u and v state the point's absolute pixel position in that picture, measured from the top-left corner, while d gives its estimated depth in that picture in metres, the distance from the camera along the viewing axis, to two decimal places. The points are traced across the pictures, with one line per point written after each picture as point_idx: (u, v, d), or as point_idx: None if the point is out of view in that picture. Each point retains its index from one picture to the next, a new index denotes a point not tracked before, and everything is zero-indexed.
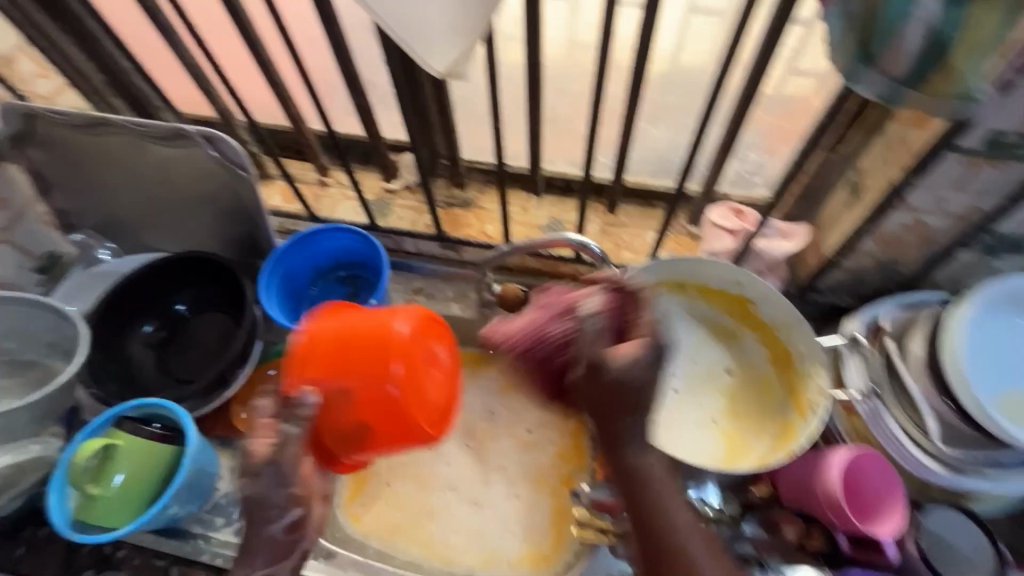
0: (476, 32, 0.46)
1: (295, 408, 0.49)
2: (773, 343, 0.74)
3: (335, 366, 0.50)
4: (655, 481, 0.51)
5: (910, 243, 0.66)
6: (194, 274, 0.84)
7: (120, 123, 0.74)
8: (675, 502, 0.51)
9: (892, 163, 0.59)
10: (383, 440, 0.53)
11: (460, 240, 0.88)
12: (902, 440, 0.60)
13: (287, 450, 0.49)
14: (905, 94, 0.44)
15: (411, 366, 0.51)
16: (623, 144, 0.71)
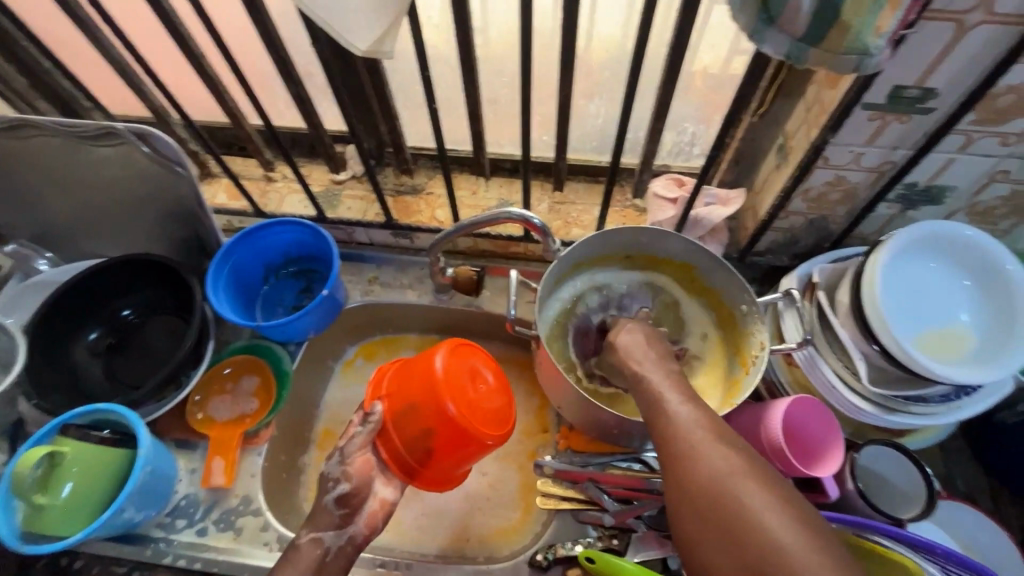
0: (396, 9, 0.46)
1: (369, 415, 0.62)
2: (716, 305, 0.77)
3: (402, 394, 0.60)
4: (672, 409, 0.51)
5: (834, 200, 0.70)
6: (139, 278, 0.82)
7: (45, 125, 0.71)
8: (688, 421, 0.50)
9: (810, 124, 0.62)
10: (449, 456, 0.60)
11: (410, 227, 0.86)
12: (835, 384, 0.64)
13: (349, 443, 0.62)
14: (806, 52, 0.46)
15: (455, 389, 0.57)
16: (561, 120, 0.72)
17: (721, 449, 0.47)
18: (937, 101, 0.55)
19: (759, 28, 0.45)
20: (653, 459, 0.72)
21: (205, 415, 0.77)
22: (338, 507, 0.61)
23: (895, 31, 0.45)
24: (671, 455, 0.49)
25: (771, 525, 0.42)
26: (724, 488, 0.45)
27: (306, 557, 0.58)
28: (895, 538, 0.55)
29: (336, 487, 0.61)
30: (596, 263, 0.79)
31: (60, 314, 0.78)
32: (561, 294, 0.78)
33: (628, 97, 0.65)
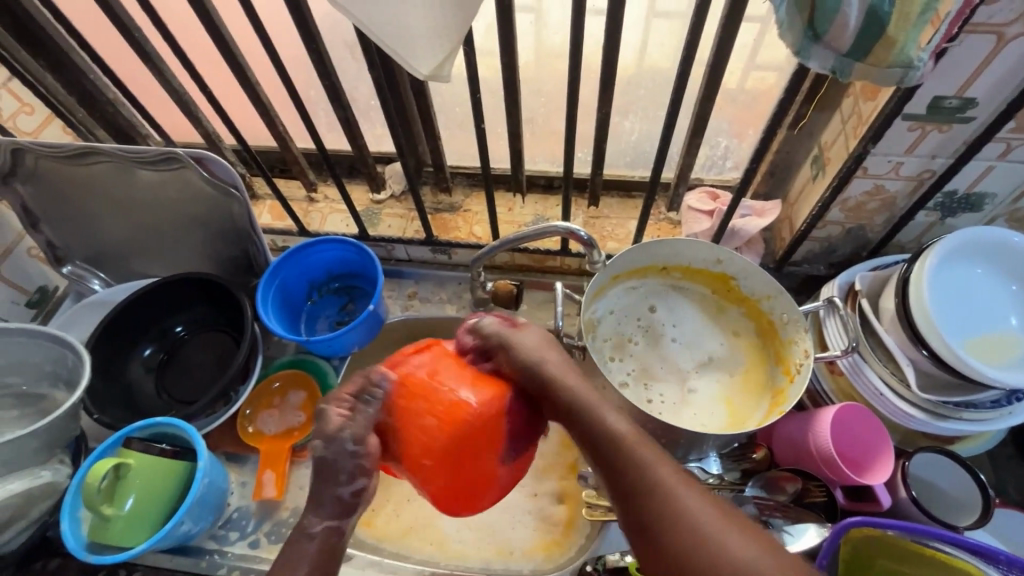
0: (458, 34, 0.48)
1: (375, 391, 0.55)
2: (757, 315, 0.78)
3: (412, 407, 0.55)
4: (632, 443, 0.50)
5: (873, 209, 0.71)
6: (191, 296, 0.85)
7: (109, 152, 0.75)
8: (633, 439, 0.51)
9: (849, 135, 0.64)
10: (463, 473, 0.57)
11: (450, 242, 0.89)
12: (882, 390, 0.64)
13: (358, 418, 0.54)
14: (851, 66, 0.48)
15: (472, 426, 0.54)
16: (601, 138, 0.75)
17: (676, 473, 0.49)
18: (977, 110, 0.57)
19: (806, 45, 0.47)
20: (697, 469, 0.72)
21: (254, 428, 0.79)
22: (350, 498, 0.54)
23: (939, 44, 0.47)
24: (596, 447, 0.52)
25: (729, 544, 0.44)
26: (669, 491, 0.47)
27: (321, 545, 0.53)
28: (952, 543, 0.55)
29: (354, 481, 0.54)
30: (634, 275, 0.81)
31: (117, 331, 0.81)
32: (603, 306, 0.80)
33: (669, 113, 0.67)
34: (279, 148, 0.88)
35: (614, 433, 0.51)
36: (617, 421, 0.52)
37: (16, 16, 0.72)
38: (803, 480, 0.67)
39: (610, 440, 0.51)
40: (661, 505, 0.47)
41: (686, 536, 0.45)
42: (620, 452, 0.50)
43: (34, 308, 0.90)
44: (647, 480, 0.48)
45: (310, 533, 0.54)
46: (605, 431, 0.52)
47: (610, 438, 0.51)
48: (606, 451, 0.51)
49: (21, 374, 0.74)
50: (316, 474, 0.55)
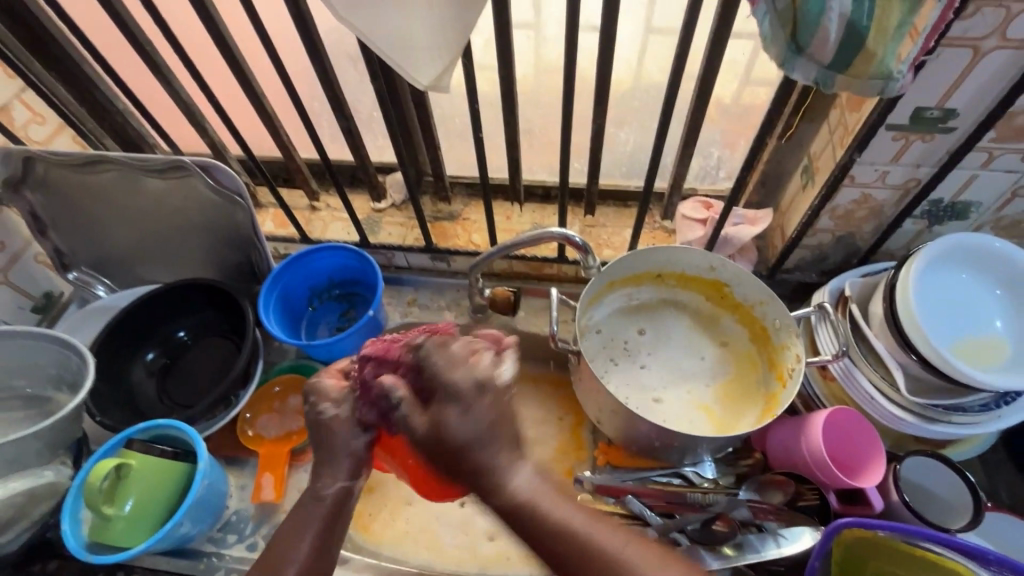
0: (456, 48, 0.51)
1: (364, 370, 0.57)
2: (750, 321, 0.80)
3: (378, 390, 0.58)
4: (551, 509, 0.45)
5: (861, 217, 0.73)
6: (194, 302, 0.87)
7: (118, 160, 0.77)
8: (553, 508, 0.45)
9: (836, 145, 0.66)
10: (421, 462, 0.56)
11: (449, 250, 0.91)
12: (873, 394, 0.65)
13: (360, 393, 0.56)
14: (834, 78, 0.50)
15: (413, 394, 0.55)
16: (596, 148, 0.77)
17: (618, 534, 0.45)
18: (958, 121, 0.59)
19: (790, 57, 0.49)
20: (692, 474, 0.73)
21: (254, 432, 0.80)
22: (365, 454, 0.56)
23: (916, 56, 0.49)
24: (538, 541, 0.45)
25: None
26: (611, 558, 0.44)
27: (329, 510, 0.55)
28: (942, 544, 0.55)
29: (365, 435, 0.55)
30: (629, 283, 0.82)
31: (121, 335, 0.82)
32: (598, 314, 0.82)
33: (662, 124, 0.70)
34: (283, 158, 0.90)
35: (561, 524, 0.45)
36: (557, 504, 0.46)
37: (32, 29, 0.75)
38: (796, 483, 0.68)
39: (555, 534, 0.44)
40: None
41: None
42: (568, 543, 0.44)
43: (40, 313, 0.91)
44: (607, 566, 0.43)
45: (321, 496, 0.55)
46: (551, 525, 0.45)
47: (553, 531, 0.44)
48: (553, 544, 0.45)
49: (26, 376, 0.75)
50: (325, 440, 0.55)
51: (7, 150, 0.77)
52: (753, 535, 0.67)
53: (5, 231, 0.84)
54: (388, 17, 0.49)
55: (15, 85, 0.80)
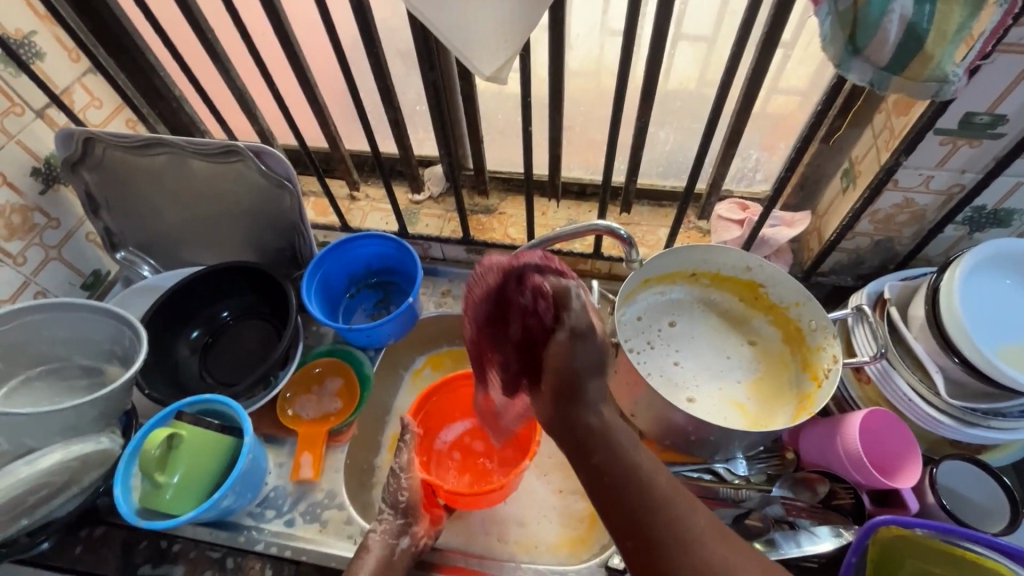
0: (521, 40, 0.52)
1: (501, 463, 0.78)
2: (784, 322, 0.81)
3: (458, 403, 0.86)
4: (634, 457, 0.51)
5: (902, 222, 0.73)
6: (238, 285, 0.89)
7: (174, 143, 0.80)
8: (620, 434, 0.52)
9: (880, 148, 0.67)
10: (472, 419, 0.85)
11: (486, 243, 0.92)
12: (911, 397, 0.65)
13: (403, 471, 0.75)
14: (889, 79, 0.51)
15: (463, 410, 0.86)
16: (639, 148, 0.78)
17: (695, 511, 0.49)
18: (1008, 127, 0.59)
19: (846, 58, 0.51)
20: (724, 470, 0.74)
21: (293, 412, 0.82)
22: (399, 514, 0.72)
23: (973, 61, 0.50)
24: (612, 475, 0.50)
25: None
26: (692, 536, 0.47)
27: (380, 555, 0.69)
28: (982, 543, 0.56)
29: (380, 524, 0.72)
30: (664, 281, 0.84)
31: (169, 312, 0.85)
32: (633, 309, 0.83)
33: (707, 128, 0.71)
34: (328, 149, 0.93)
35: (637, 467, 0.50)
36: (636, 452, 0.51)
37: (100, 16, 0.78)
38: (831, 483, 0.69)
39: (643, 485, 0.49)
40: (687, 558, 0.46)
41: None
42: (639, 490, 0.49)
43: (88, 290, 0.94)
44: (683, 538, 0.47)
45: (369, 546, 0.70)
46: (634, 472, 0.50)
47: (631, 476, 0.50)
48: (627, 485, 0.49)
49: (81, 350, 0.78)
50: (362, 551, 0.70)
51: (69, 130, 0.80)
52: (781, 533, 0.67)
53: (61, 209, 0.87)
54: (456, 10, 0.51)
55: (79, 68, 0.83)
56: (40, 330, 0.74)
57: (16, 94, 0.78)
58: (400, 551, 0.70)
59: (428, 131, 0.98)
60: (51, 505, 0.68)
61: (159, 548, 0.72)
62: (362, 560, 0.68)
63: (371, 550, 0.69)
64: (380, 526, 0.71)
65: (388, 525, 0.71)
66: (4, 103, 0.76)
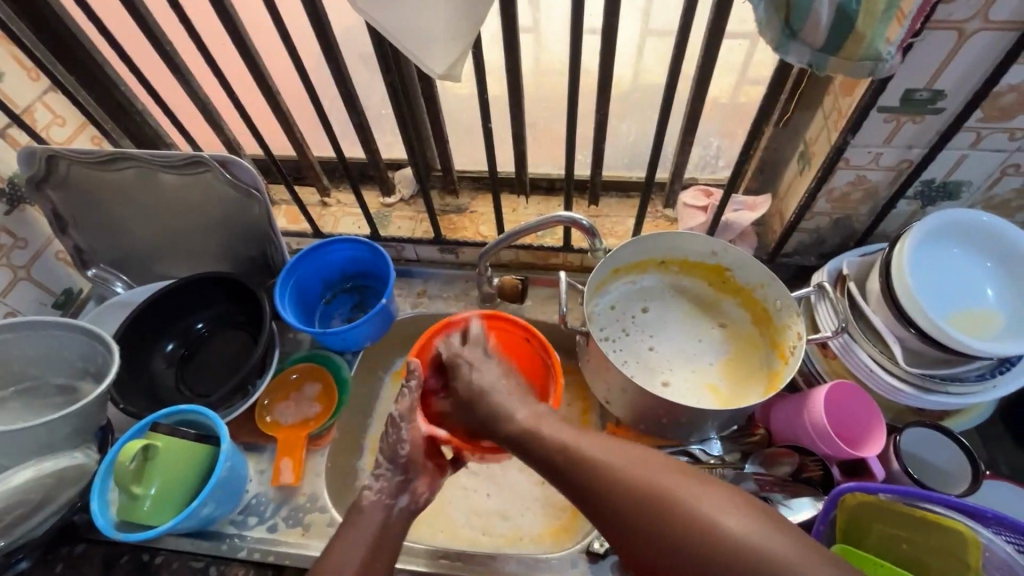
0: (469, 38, 0.53)
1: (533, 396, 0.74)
2: (751, 304, 0.83)
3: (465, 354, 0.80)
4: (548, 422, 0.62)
5: (857, 199, 0.75)
6: (212, 296, 0.89)
7: (138, 156, 0.80)
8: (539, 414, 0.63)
9: (830, 128, 0.69)
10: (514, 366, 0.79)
11: (458, 241, 0.93)
12: (873, 368, 0.68)
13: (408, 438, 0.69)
14: (826, 60, 0.53)
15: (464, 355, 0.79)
16: (600, 141, 0.80)
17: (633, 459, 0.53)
18: (947, 101, 0.61)
19: (784, 41, 0.52)
20: (699, 451, 0.75)
21: (272, 419, 0.83)
22: (396, 472, 0.68)
23: (904, 39, 0.52)
24: (598, 491, 0.53)
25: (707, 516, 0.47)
26: (637, 481, 0.51)
27: (377, 526, 0.64)
28: (943, 504, 0.59)
29: (371, 487, 0.67)
30: (634, 270, 0.85)
31: (142, 326, 0.84)
32: (605, 299, 0.85)
33: (662, 118, 0.73)
34: (296, 156, 0.93)
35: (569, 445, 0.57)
36: (613, 457, 0.54)
37: (58, 34, 0.79)
38: (800, 456, 0.70)
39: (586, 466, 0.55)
40: (643, 501, 0.50)
41: (734, 552, 0.44)
42: (628, 495, 0.51)
43: (60, 309, 0.94)
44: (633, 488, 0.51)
45: (361, 508, 0.66)
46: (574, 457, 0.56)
47: (630, 481, 0.51)
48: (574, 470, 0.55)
49: (53, 368, 0.77)
50: (355, 516, 0.65)
51: (31, 148, 0.79)
52: None
53: (28, 229, 0.87)
54: (401, 12, 0.52)
55: (39, 87, 0.83)
56: (11, 349, 0.74)
57: None
58: (399, 509, 0.67)
59: (396, 134, 0.99)
60: (28, 524, 0.67)
61: (141, 561, 0.72)
62: (358, 520, 0.64)
63: (364, 510, 0.65)
64: (376, 485, 0.67)
65: (386, 482, 0.67)
66: None
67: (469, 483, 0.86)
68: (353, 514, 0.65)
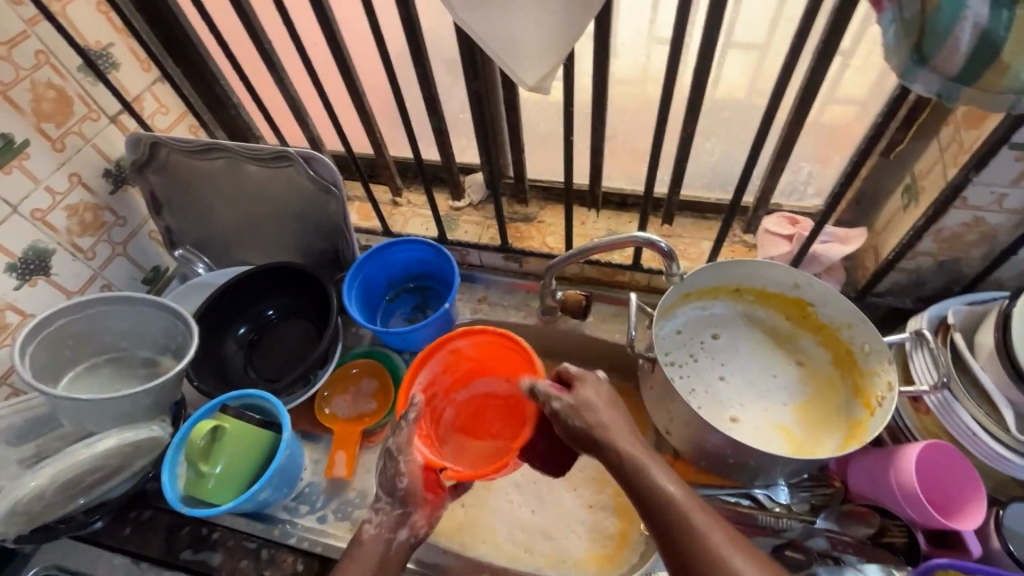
0: (564, 52, 0.52)
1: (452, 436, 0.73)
2: (834, 344, 0.77)
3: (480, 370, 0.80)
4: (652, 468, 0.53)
5: (970, 241, 0.68)
6: (284, 286, 0.93)
7: (231, 147, 0.84)
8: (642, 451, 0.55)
9: (947, 163, 0.63)
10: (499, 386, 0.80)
11: (523, 251, 0.93)
12: (977, 432, 0.61)
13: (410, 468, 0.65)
14: (958, 91, 0.48)
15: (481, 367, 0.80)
16: (682, 160, 0.77)
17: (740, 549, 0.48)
18: None
19: (911, 68, 0.48)
20: (764, 497, 0.70)
21: (330, 411, 0.85)
22: (396, 504, 0.65)
23: None
24: None
25: None
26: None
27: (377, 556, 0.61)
28: None
29: (371, 520, 0.64)
30: (705, 295, 0.81)
31: (219, 309, 0.89)
32: (672, 323, 0.81)
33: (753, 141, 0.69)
34: (374, 155, 0.96)
35: (673, 499, 0.51)
36: (713, 531, 0.49)
37: (171, 29, 0.84)
38: (883, 518, 0.65)
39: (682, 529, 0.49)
40: None
41: None
42: None
43: (149, 285, 1.00)
44: None
45: (361, 539, 0.63)
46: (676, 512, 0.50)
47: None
48: (670, 526, 0.50)
49: (141, 342, 0.83)
50: (355, 547, 0.63)
51: (138, 135, 0.85)
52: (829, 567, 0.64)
53: (128, 209, 0.93)
54: (502, 22, 0.51)
55: (149, 78, 0.89)
56: (105, 321, 0.79)
57: (93, 100, 0.84)
58: (399, 544, 0.63)
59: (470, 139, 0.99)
60: (107, 485, 0.72)
61: (199, 534, 0.75)
62: (357, 555, 0.61)
63: (364, 543, 0.62)
64: (376, 517, 0.64)
65: (385, 516, 0.64)
66: (82, 110, 0.82)
67: (515, 497, 0.84)
68: (353, 547, 0.63)
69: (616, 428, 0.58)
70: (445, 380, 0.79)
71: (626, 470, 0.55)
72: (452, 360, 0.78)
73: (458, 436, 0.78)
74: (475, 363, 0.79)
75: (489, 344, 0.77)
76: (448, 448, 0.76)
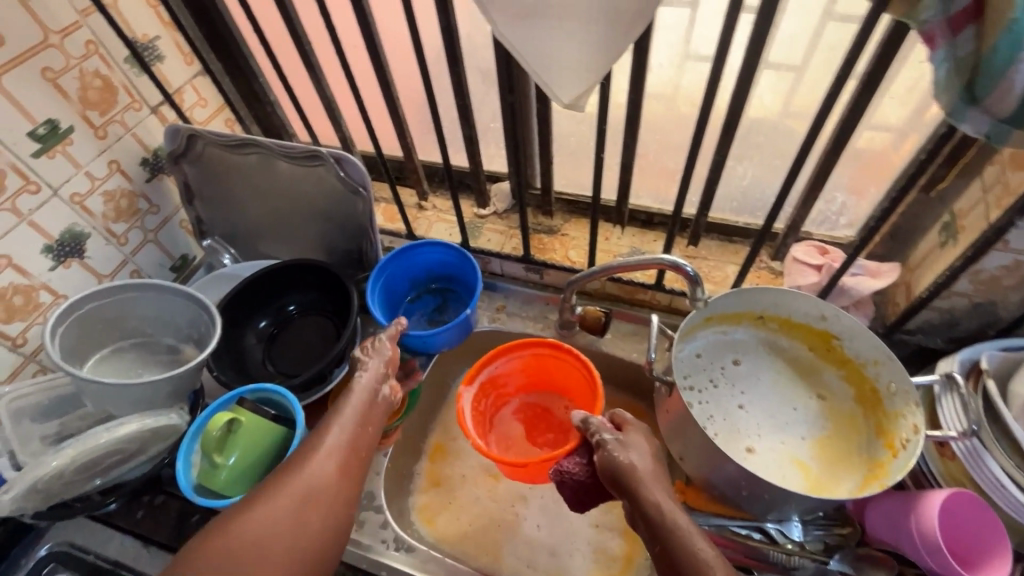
0: (602, 72, 0.52)
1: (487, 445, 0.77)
2: (858, 380, 0.75)
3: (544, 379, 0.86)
4: (679, 520, 0.53)
5: (1009, 285, 0.66)
6: (307, 282, 0.94)
7: (265, 144, 0.85)
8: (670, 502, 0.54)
9: (990, 204, 0.61)
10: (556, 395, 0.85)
11: (545, 262, 0.92)
12: (1006, 484, 0.58)
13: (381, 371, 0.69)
14: (1008, 133, 0.47)
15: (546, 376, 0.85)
16: (712, 183, 0.76)
17: None
18: None
19: (960, 107, 0.46)
20: (776, 531, 0.69)
21: None
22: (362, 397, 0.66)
23: None
24: None
25: None
26: None
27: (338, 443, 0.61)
28: None
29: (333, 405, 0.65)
30: (727, 320, 0.80)
31: (241, 301, 0.90)
32: (691, 346, 0.80)
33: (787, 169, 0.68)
34: (403, 158, 0.97)
35: (696, 554, 0.50)
36: None
37: (216, 25, 0.86)
38: (900, 564, 0.65)
39: None
40: None
41: None
42: None
43: (176, 272, 1.02)
44: None
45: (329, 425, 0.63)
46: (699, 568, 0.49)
47: None
48: None
49: (166, 329, 0.85)
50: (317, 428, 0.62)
51: (176, 126, 0.86)
52: None
53: (162, 197, 0.95)
54: (543, 39, 0.50)
55: (191, 71, 0.91)
56: (133, 307, 0.81)
57: (136, 91, 0.86)
58: (382, 397, 0.68)
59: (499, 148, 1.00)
60: (124, 468, 0.73)
61: (209, 523, 0.76)
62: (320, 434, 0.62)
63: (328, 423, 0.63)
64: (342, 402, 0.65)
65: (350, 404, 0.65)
66: (126, 100, 0.84)
67: (521, 509, 0.84)
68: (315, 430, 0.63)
69: (648, 470, 0.57)
70: (515, 380, 0.86)
71: (651, 518, 0.54)
72: (528, 364, 0.84)
73: (508, 429, 0.86)
74: (539, 372, 0.85)
75: (548, 356, 0.82)
76: (493, 435, 0.84)
